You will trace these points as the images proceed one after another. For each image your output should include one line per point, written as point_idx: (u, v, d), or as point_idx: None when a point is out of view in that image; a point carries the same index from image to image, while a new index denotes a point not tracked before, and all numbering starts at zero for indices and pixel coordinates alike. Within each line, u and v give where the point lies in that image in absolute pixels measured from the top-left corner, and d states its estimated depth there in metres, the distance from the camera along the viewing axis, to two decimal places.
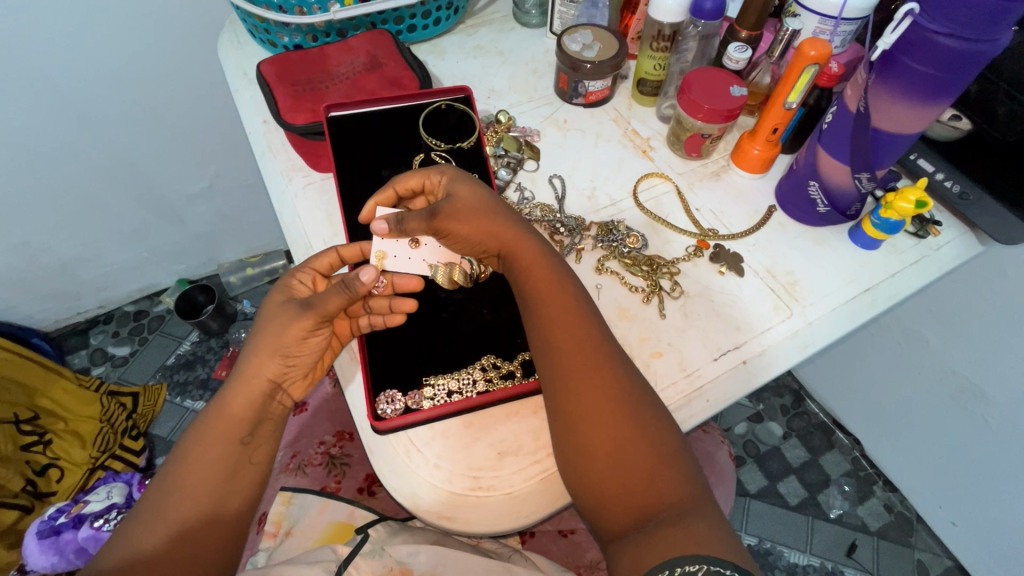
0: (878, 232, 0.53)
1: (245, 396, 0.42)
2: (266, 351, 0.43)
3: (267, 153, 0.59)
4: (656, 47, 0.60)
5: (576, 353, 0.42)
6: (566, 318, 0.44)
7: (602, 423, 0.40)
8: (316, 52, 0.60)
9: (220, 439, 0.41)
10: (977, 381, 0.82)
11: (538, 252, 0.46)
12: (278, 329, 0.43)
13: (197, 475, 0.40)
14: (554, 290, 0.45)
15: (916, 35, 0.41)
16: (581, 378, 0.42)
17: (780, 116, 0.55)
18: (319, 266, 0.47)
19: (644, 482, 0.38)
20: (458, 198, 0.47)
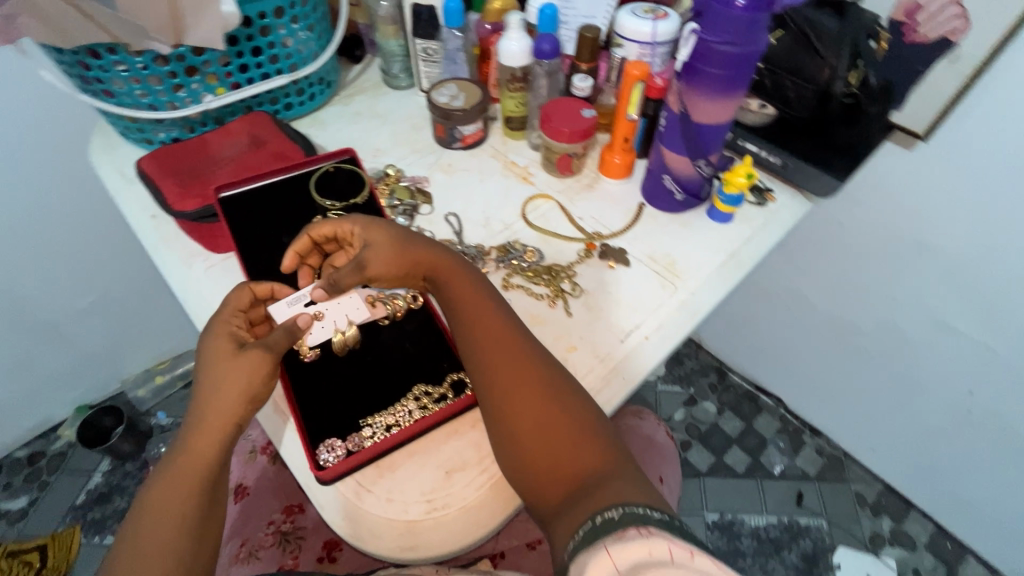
0: (727, 206, 0.63)
1: (193, 458, 0.40)
2: (227, 388, 0.41)
3: (160, 246, 0.59)
4: (513, 88, 0.69)
5: (499, 349, 0.47)
6: (487, 320, 0.48)
7: (529, 410, 0.44)
8: (196, 141, 0.62)
9: (168, 507, 0.39)
10: (851, 317, 0.97)
11: (456, 266, 0.50)
12: (219, 375, 0.42)
13: (142, 555, 0.37)
14: (473, 297, 0.49)
15: (703, 46, 0.51)
16: (506, 373, 0.46)
17: (627, 127, 0.64)
18: (238, 302, 0.46)
19: (572, 457, 0.43)
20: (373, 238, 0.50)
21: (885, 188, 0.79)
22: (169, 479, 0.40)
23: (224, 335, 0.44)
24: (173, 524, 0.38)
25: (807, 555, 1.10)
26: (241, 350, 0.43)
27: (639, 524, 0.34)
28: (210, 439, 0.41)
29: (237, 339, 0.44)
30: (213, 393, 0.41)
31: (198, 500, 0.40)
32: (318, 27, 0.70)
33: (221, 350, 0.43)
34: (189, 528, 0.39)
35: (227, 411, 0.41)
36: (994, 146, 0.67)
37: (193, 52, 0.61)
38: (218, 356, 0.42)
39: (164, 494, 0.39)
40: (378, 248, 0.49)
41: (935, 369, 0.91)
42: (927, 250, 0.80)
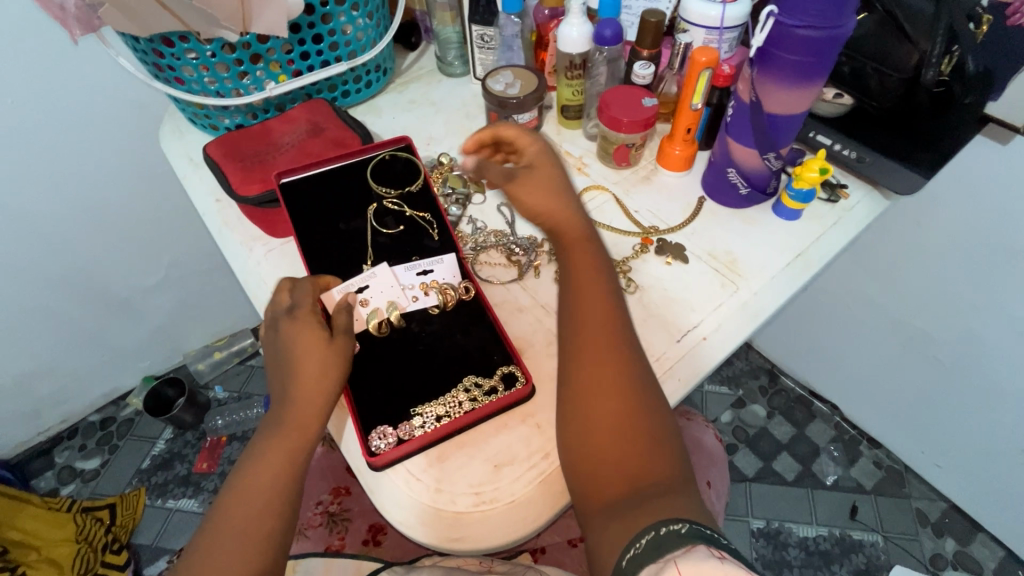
0: (796, 203, 0.60)
1: (299, 421, 0.43)
2: (324, 365, 0.45)
3: (224, 230, 0.61)
4: (570, 76, 0.66)
5: (593, 333, 0.47)
6: (594, 304, 0.48)
7: (603, 403, 0.44)
8: (259, 127, 0.63)
9: (260, 492, 0.41)
10: (922, 325, 0.91)
11: (581, 240, 0.52)
12: (306, 360, 0.44)
13: (233, 539, 0.39)
14: (586, 276, 0.50)
15: (782, 30, 0.47)
16: (593, 357, 0.46)
17: (690, 117, 0.61)
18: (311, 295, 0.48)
19: (630, 467, 0.41)
20: (536, 171, 0.54)
21: (972, 187, 0.72)
22: (257, 466, 0.42)
23: (310, 325, 0.46)
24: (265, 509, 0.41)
25: (860, 571, 1.05)
26: (331, 338, 0.46)
27: (707, 544, 0.32)
28: (302, 429, 0.43)
29: (321, 327, 0.46)
30: (303, 383, 0.44)
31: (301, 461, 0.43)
32: (377, 15, 0.70)
33: (308, 338, 0.45)
34: (279, 515, 0.41)
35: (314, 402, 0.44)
36: None
37: (258, 40, 0.62)
38: (307, 346, 0.45)
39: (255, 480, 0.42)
40: (537, 180, 0.53)
41: (1018, 383, 0.84)
42: (1016, 254, 0.74)
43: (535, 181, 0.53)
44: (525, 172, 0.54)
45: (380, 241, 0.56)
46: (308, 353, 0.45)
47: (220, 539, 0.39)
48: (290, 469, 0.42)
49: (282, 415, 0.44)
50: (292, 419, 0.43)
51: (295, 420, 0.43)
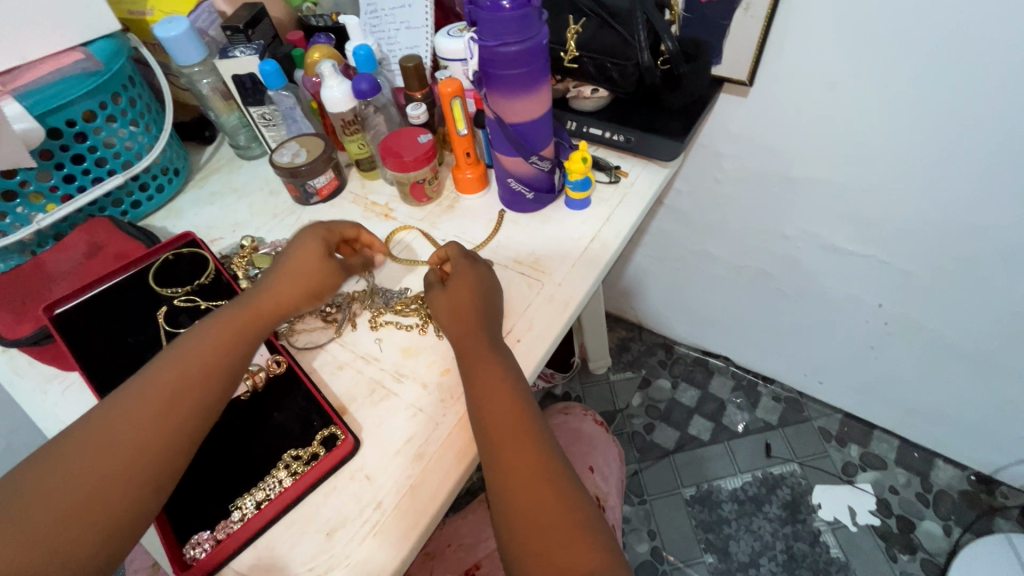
0: (578, 193, 0.65)
1: (236, 318, 0.50)
2: (290, 281, 0.52)
3: (12, 379, 0.57)
4: (350, 132, 0.69)
5: (507, 434, 0.45)
6: (494, 387, 0.48)
7: (529, 490, 0.42)
8: (29, 265, 0.59)
9: (182, 366, 0.46)
10: (758, 264, 1.01)
11: (485, 349, 0.50)
12: (301, 264, 0.53)
13: (142, 398, 0.44)
14: (493, 383, 0.48)
15: (488, 52, 0.52)
16: (516, 456, 0.44)
17: (463, 143, 0.65)
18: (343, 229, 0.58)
19: (565, 537, 0.40)
20: (458, 286, 0.54)
21: (740, 136, 0.82)
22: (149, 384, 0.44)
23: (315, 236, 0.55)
24: (148, 428, 0.42)
25: (788, 503, 1.10)
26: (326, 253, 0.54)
27: None
28: (236, 322, 0.49)
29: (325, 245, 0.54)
30: (249, 313, 0.50)
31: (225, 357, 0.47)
32: (145, 119, 0.70)
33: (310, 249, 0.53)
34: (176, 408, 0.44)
35: (251, 328, 0.50)
36: (811, 75, 0.70)
37: (5, 176, 0.59)
38: (286, 269, 0.53)
39: (155, 394, 0.44)
40: (458, 291, 0.54)
41: (842, 290, 0.94)
42: (793, 182, 0.84)
43: (456, 283, 0.54)
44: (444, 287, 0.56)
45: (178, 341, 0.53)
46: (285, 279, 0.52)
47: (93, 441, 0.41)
48: (194, 400, 0.45)
49: (208, 339, 0.48)
50: (218, 345, 0.48)
51: (220, 347, 0.48)
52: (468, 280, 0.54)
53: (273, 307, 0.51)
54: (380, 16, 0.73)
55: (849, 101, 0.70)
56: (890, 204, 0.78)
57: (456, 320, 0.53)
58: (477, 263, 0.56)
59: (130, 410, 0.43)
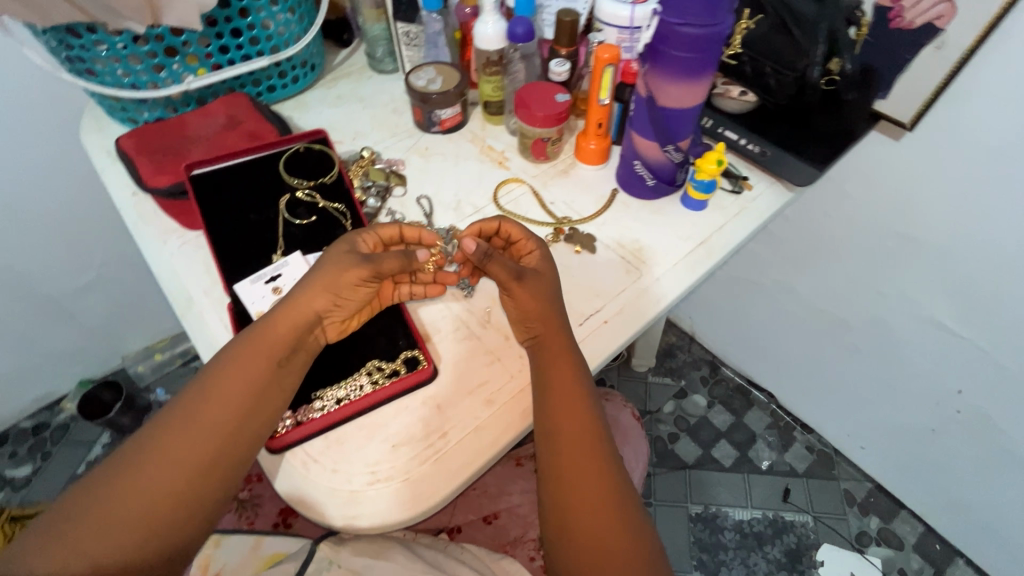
0: (699, 193, 0.63)
1: (269, 341, 0.45)
2: (320, 289, 0.46)
3: (138, 222, 0.61)
4: (489, 72, 0.69)
5: (572, 437, 0.47)
6: (564, 382, 0.47)
7: (586, 503, 0.45)
8: (174, 121, 0.63)
9: (215, 403, 0.43)
10: (839, 312, 0.96)
11: (564, 350, 0.49)
12: (335, 266, 0.47)
13: (177, 436, 0.42)
14: (566, 389, 0.48)
15: (666, 29, 0.50)
16: (582, 470, 0.46)
17: (600, 112, 0.64)
18: (386, 232, 0.53)
19: (607, 538, 0.44)
20: (540, 276, 0.51)
21: (873, 179, 0.77)
22: (181, 422, 0.42)
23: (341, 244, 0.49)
24: (179, 472, 0.41)
25: (790, 550, 1.09)
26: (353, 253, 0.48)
27: None
28: (268, 345, 0.44)
29: (351, 252, 0.48)
30: (286, 330, 0.45)
31: (258, 389, 0.44)
32: (300, 10, 0.71)
33: (336, 255, 0.48)
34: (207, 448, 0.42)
35: (279, 348, 0.45)
36: (980, 136, 0.65)
37: (172, 33, 0.62)
38: (318, 283, 0.46)
39: (194, 426, 0.42)
40: (539, 279, 0.50)
41: (921, 364, 0.90)
42: (912, 242, 0.79)
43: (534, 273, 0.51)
44: (533, 273, 0.51)
45: (292, 232, 0.57)
46: (320, 291, 0.46)
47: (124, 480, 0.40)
48: (225, 441, 0.42)
49: (245, 363, 0.44)
50: (258, 370, 0.44)
51: (259, 371, 0.44)
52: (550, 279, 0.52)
53: (310, 320, 0.46)
54: None
55: (1012, 175, 0.65)
56: (1012, 295, 0.72)
57: (525, 319, 0.49)
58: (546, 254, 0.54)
59: (169, 442, 0.42)
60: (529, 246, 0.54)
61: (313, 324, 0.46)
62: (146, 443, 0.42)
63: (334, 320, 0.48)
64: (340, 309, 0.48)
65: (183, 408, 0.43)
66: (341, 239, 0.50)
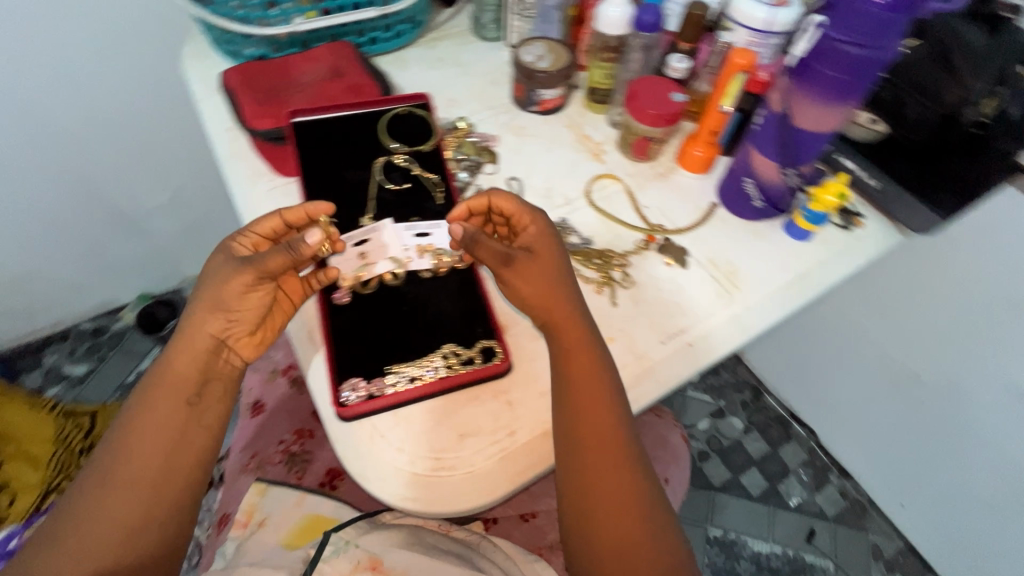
0: (808, 224, 0.58)
1: (177, 377, 0.45)
2: (206, 310, 0.45)
3: (230, 159, 0.61)
4: (603, 57, 0.65)
5: (592, 430, 0.44)
6: (583, 370, 0.45)
7: (609, 506, 0.44)
8: (279, 62, 0.62)
9: (143, 443, 0.43)
10: (910, 364, 0.88)
11: (581, 339, 0.46)
12: (216, 282, 0.45)
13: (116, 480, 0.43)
14: (584, 378, 0.45)
15: (825, 43, 0.46)
16: (606, 473, 0.44)
17: (717, 120, 0.60)
18: (264, 230, 0.49)
19: (624, 525, 0.44)
20: (535, 258, 0.48)
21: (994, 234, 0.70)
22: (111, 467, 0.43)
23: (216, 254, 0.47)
24: (121, 510, 0.42)
25: None
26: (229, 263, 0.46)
27: None
28: (175, 381, 0.45)
29: (230, 262, 0.46)
30: (188, 362, 0.45)
31: (179, 422, 0.44)
32: None
33: (213, 268, 0.46)
34: (146, 484, 0.43)
35: (185, 381, 0.45)
36: None
37: None
38: (202, 309, 0.45)
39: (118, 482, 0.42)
40: (532, 265, 0.48)
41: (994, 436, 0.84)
42: (1019, 310, 0.71)
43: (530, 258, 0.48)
44: (523, 255, 0.48)
45: (384, 197, 0.56)
46: (209, 314, 0.45)
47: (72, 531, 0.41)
48: (161, 475, 0.43)
49: (158, 411, 0.44)
50: (171, 412, 0.44)
51: (173, 411, 0.44)
52: (551, 256, 0.49)
53: (209, 345, 0.46)
54: None
55: None
56: None
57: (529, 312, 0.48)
58: (548, 226, 0.50)
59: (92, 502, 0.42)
60: (525, 223, 0.50)
61: (211, 349, 0.46)
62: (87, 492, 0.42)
63: (239, 335, 0.47)
64: (235, 325, 0.46)
65: (109, 456, 0.43)
66: (219, 248, 0.47)
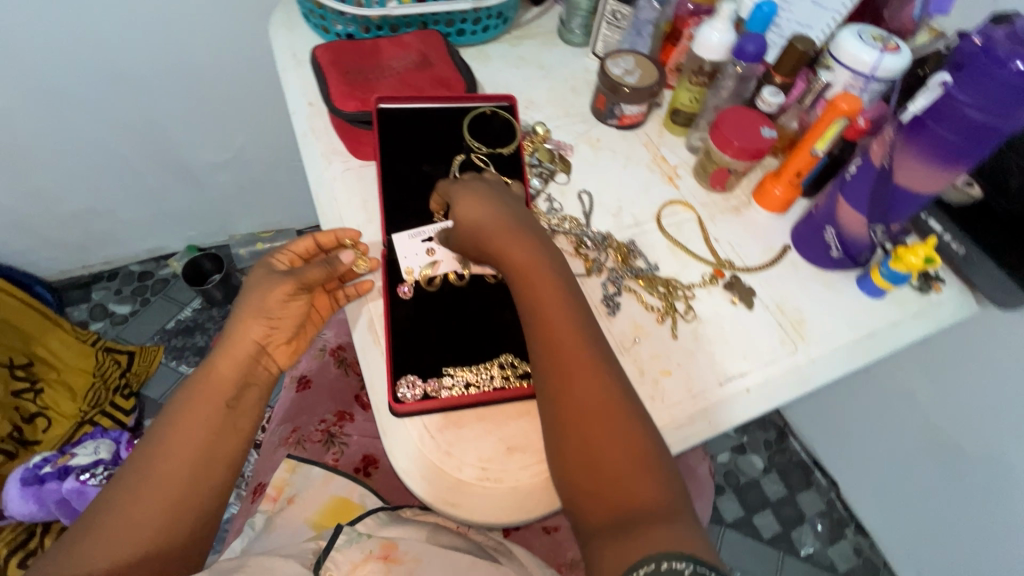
0: (885, 282, 0.56)
1: (220, 377, 0.45)
2: (251, 315, 0.47)
3: (309, 135, 0.62)
4: (694, 80, 0.63)
5: (564, 358, 0.43)
6: (546, 294, 0.46)
7: (585, 418, 0.41)
8: (369, 45, 0.62)
9: (183, 437, 0.43)
10: (955, 436, 0.84)
11: (532, 260, 0.47)
12: (258, 291, 0.48)
13: (151, 472, 0.41)
14: (550, 301, 0.46)
15: (946, 103, 0.44)
16: (573, 380, 0.42)
17: (806, 161, 0.58)
18: (297, 250, 0.53)
19: (610, 460, 0.39)
20: (467, 229, 0.49)
21: None
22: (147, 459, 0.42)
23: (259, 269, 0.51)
24: (155, 501, 0.40)
25: None
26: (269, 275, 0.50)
27: (672, 556, 0.32)
28: (218, 381, 0.45)
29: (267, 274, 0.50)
30: (230, 364, 0.46)
31: (218, 422, 0.44)
32: None
33: (253, 281, 0.50)
34: (179, 479, 0.42)
35: (228, 382, 0.46)
36: None
37: None
38: (245, 313, 0.47)
39: (149, 482, 0.41)
40: (473, 235, 0.49)
41: None
42: None
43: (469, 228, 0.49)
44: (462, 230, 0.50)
45: None
46: (253, 320, 0.47)
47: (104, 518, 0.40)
48: (195, 469, 0.42)
49: (194, 413, 0.44)
50: (210, 411, 0.44)
51: (211, 412, 0.44)
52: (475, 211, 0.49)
53: (252, 350, 0.47)
54: None
55: None
56: None
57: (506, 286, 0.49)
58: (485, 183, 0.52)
59: (119, 501, 0.40)
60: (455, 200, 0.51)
61: (253, 354, 0.47)
62: (122, 482, 0.41)
63: (279, 343, 0.49)
64: (277, 331, 0.49)
65: (144, 450, 0.42)
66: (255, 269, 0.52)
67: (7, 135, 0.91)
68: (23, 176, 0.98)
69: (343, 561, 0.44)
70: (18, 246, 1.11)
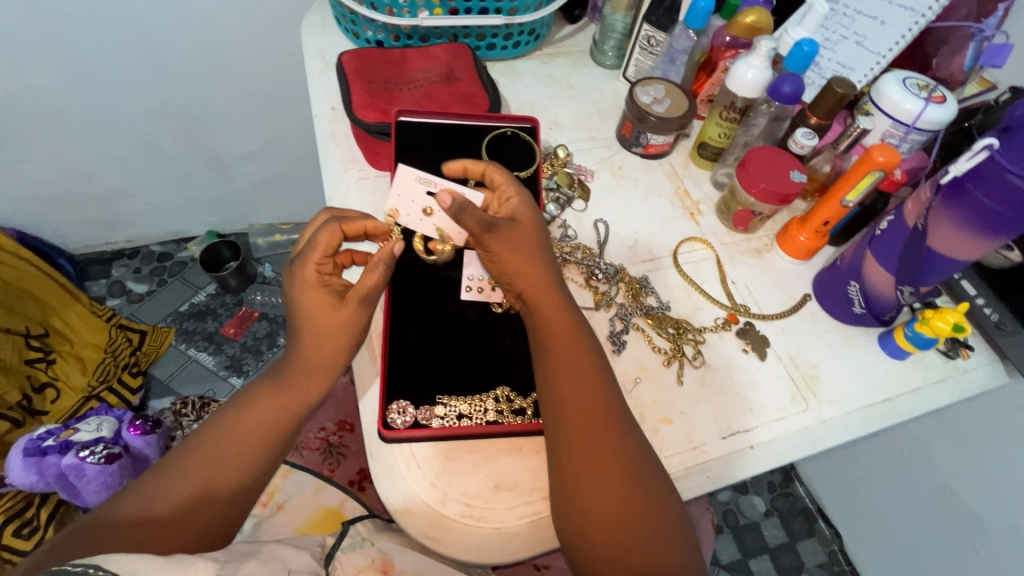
0: (910, 344, 0.53)
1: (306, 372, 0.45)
2: (340, 337, 0.44)
3: (328, 140, 0.61)
4: (725, 117, 0.62)
5: (578, 407, 0.42)
6: (563, 338, 0.45)
7: (598, 480, 0.40)
8: (397, 54, 0.62)
9: (262, 418, 0.44)
10: (973, 506, 0.80)
11: (561, 312, 0.46)
12: (337, 318, 0.44)
13: (229, 442, 0.43)
14: (569, 348, 0.45)
15: (991, 169, 0.41)
16: (580, 428, 0.42)
17: (835, 211, 0.55)
18: (326, 248, 0.45)
19: (627, 518, 0.40)
20: (517, 226, 0.46)
21: None
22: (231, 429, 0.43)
23: (319, 290, 0.44)
24: (227, 468, 0.42)
25: None
26: (340, 302, 0.44)
27: None
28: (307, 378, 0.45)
29: (335, 293, 0.45)
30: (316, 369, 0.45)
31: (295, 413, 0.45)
32: None
33: (317, 307, 0.44)
34: (252, 455, 0.43)
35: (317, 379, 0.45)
36: None
37: None
38: (320, 324, 0.44)
39: (213, 458, 0.42)
40: (513, 237, 0.45)
41: None
42: None
43: (516, 230, 0.46)
44: (508, 224, 0.46)
45: None
46: (340, 338, 0.44)
47: (183, 469, 0.42)
48: (263, 451, 0.44)
49: (272, 408, 0.44)
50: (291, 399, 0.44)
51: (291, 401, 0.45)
52: (533, 232, 0.47)
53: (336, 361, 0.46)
54: (835, 9, 0.61)
55: None
56: None
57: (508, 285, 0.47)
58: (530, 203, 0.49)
59: (194, 464, 0.42)
60: (504, 195, 0.49)
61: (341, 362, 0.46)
62: (207, 439, 0.43)
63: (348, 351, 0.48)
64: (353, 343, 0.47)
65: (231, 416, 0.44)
66: (305, 280, 0.44)
67: (44, 112, 0.92)
68: (55, 152, 1.00)
69: (347, 564, 0.46)
70: (43, 219, 1.13)
